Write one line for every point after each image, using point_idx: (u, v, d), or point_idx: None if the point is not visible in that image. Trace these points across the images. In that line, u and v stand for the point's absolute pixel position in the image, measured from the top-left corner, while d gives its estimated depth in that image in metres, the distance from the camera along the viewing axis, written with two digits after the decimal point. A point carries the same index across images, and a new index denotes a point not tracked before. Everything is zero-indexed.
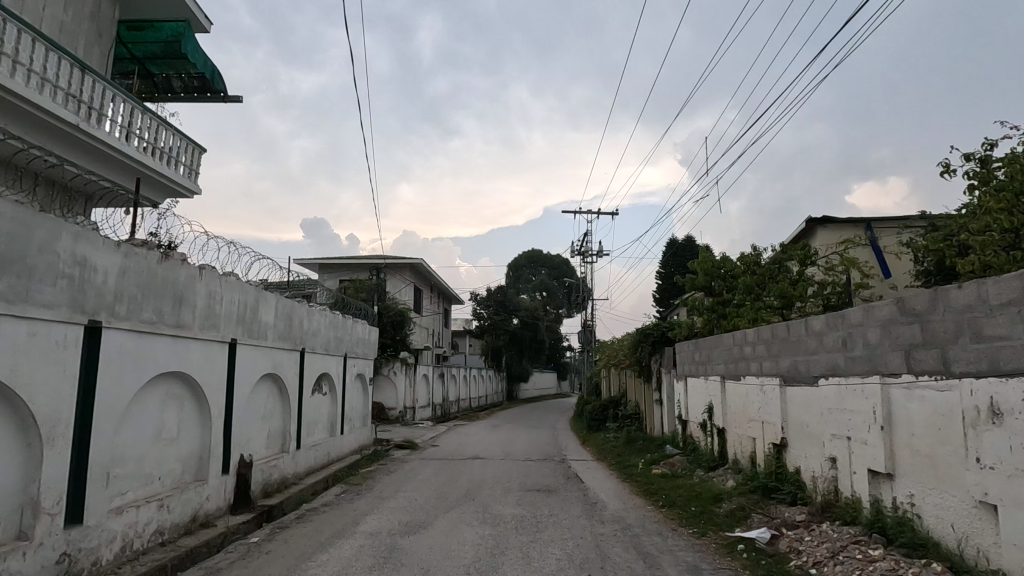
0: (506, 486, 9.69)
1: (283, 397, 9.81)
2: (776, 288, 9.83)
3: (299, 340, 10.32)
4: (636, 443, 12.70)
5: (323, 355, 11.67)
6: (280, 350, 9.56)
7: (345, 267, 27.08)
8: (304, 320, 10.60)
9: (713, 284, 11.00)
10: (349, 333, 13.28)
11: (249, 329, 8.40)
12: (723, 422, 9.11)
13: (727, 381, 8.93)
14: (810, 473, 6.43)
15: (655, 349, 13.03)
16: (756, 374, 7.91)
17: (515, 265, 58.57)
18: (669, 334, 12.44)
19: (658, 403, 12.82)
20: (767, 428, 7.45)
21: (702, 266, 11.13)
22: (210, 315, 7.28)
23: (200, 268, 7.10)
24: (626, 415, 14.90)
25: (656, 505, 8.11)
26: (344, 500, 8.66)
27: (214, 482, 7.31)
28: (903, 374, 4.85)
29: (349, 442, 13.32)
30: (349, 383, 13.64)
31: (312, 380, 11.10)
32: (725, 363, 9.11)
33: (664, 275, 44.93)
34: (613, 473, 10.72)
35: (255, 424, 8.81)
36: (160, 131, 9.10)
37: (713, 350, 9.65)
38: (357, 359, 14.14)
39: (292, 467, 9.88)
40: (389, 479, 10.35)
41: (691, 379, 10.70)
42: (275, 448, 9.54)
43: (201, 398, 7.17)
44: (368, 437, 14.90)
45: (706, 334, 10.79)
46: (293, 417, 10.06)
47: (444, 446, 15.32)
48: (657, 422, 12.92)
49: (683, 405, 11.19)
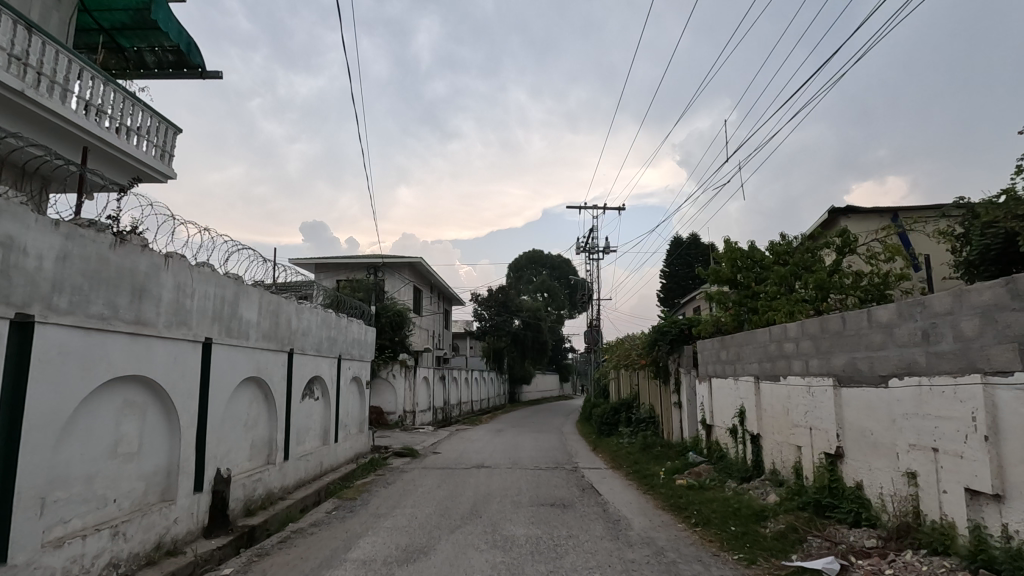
0: (516, 500, 8.76)
1: (269, 402, 8.89)
2: (814, 279, 8.88)
3: (286, 340, 9.39)
4: (654, 449, 11.77)
5: (314, 356, 10.74)
6: (264, 351, 8.62)
7: (343, 267, 26.14)
8: (294, 319, 9.70)
9: (738, 275, 10.02)
10: (343, 333, 12.35)
11: (227, 328, 7.48)
12: (757, 427, 8.18)
13: (763, 382, 8.00)
14: (876, 490, 5.50)
15: (673, 347, 12.10)
16: (800, 374, 6.98)
17: (516, 265, 57.67)
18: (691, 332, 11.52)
19: (678, 407, 11.89)
20: (817, 435, 6.53)
21: (729, 255, 10.10)
22: (178, 310, 6.33)
23: (166, 257, 6.18)
24: (641, 418, 13.96)
25: (688, 523, 7.17)
26: (334, 519, 7.71)
27: (184, 502, 6.38)
28: (1015, 372, 3.93)
29: (344, 450, 12.40)
30: (343, 387, 12.70)
31: (301, 384, 10.15)
32: (759, 362, 8.18)
33: (669, 274, 44.00)
34: (632, 484, 9.78)
35: (236, 434, 7.89)
36: (129, 106, 8.14)
37: (745, 348, 8.71)
38: (353, 361, 13.21)
39: (279, 481, 8.94)
40: (386, 492, 9.41)
41: (717, 379, 9.77)
42: (260, 459, 8.62)
43: (168, 407, 6.24)
44: (365, 443, 13.95)
45: (734, 329, 9.76)
46: (280, 425, 9.12)
47: (446, 453, 14.36)
48: (676, 426, 11.98)
49: (708, 409, 10.26)
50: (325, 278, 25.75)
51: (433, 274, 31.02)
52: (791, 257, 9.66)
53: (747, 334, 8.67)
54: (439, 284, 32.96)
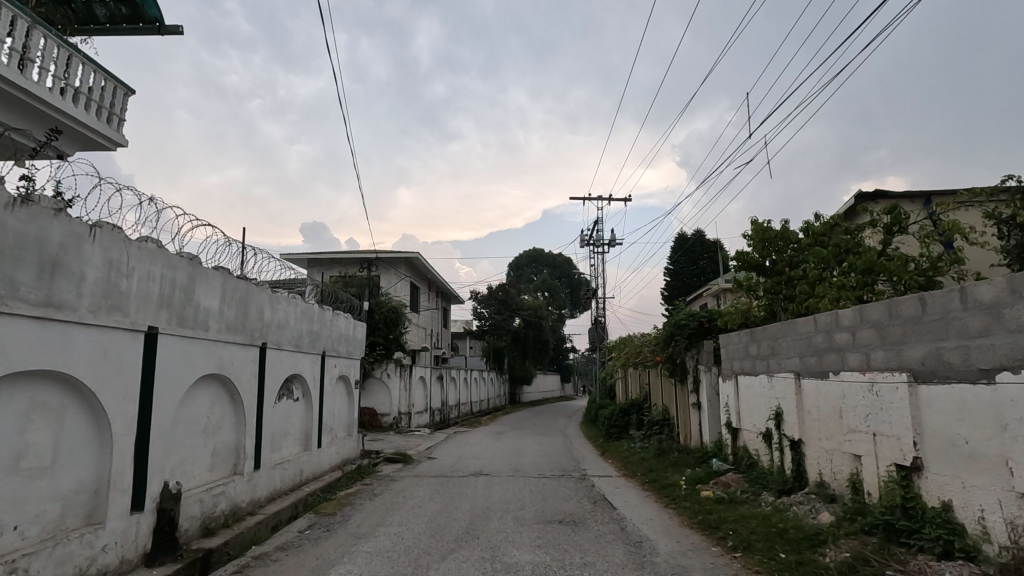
0: (518, 515, 7.64)
1: (235, 404, 7.75)
2: (860, 261, 7.73)
3: (257, 333, 8.25)
4: (672, 455, 10.63)
5: (292, 353, 9.60)
6: (229, 345, 7.49)
7: (337, 262, 24.97)
8: (266, 310, 8.58)
9: (769, 258, 8.86)
10: (327, 328, 11.22)
11: (180, 317, 6.36)
12: (798, 432, 7.05)
13: (806, 379, 6.88)
14: (974, 514, 4.37)
15: (691, 343, 10.93)
16: (859, 369, 5.86)
17: (516, 264, 56.51)
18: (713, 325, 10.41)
19: (697, 408, 10.76)
20: (883, 443, 5.40)
21: (759, 236, 8.91)
22: (109, 292, 5.22)
23: (92, 227, 5.06)
24: (653, 421, 12.81)
25: (724, 546, 6.05)
26: (306, 541, 6.58)
27: (117, 526, 5.26)
28: None
29: (329, 457, 11.26)
30: (329, 387, 11.58)
31: (277, 383, 9.02)
32: (801, 356, 7.07)
33: (674, 271, 42.83)
34: (651, 496, 8.65)
35: (192, 440, 6.76)
36: (66, 58, 6.88)
37: (781, 341, 7.60)
38: (339, 358, 12.08)
39: (248, 493, 7.81)
40: (371, 506, 8.26)
41: (745, 377, 8.65)
42: (225, 469, 7.50)
43: (97, 410, 5.12)
44: (353, 448, 12.80)
45: (765, 321, 8.65)
46: (250, 430, 7.99)
47: (442, 458, 13.21)
48: (695, 429, 10.87)
49: (733, 410, 9.14)
50: (317, 273, 24.59)
51: (431, 270, 29.78)
52: (829, 238, 8.53)
53: (784, 325, 7.56)
54: (437, 281, 31.92)
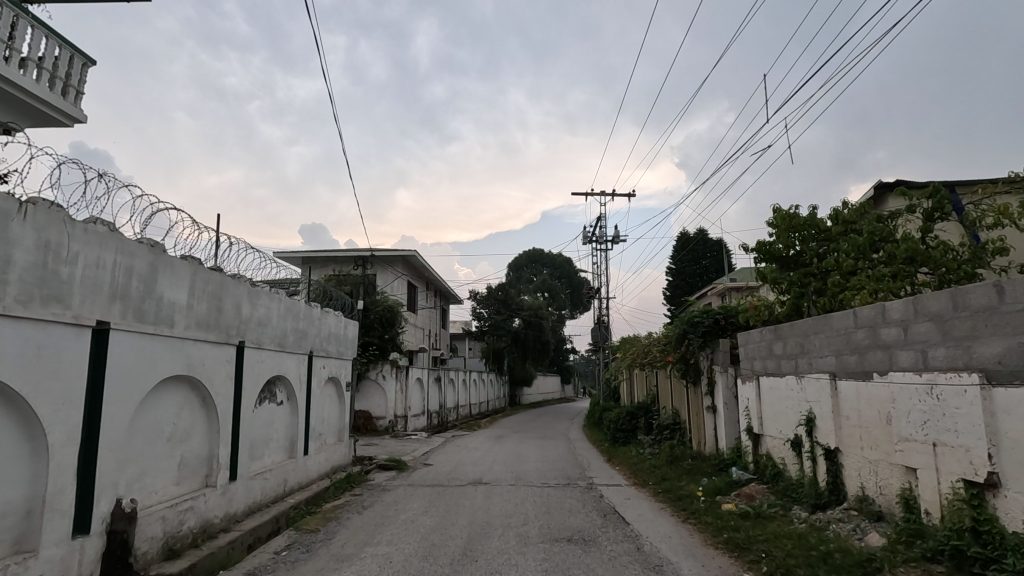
0: (522, 531, 6.89)
1: (208, 408, 7.00)
2: (900, 250, 6.95)
3: (234, 331, 7.48)
4: (685, 462, 9.88)
5: (275, 353, 8.83)
6: (200, 343, 6.73)
7: (331, 261, 24.19)
8: (245, 306, 7.83)
9: (793, 248, 8.16)
10: (314, 326, 10.46)
11: (138, 311, 5.60)
12: (835, 440, 6.30)
13: (843, 381, 6.14)
14: None
15: (706, 342, 10.15)
16: (913, 369, 5.12)
17: (516, 264, 55.71)
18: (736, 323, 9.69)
19: (712, 412, 10.02)
20: (945, 454, 4.66)
21: (784, 224, 8.20)
22: (43, 280, 4.47)
23: (22, 203, 4.32)
24: (663, 425, 12.06)
25: (757, 572, 5.30)
26: (282, 565, 5.82)
27: (54, 553, 4.51)
28: None
29: (317, 464, 10.50)
30: (317, 390, 10.82)
31: (257, 386, 8.25)
32: (837, 354, 6.33)
33: (677, 271, 42.09)
34: (666, 509, 7.90)
35: (155, 450, 6.00)
36: (13, 21, 6.11)
37: (813, 338, 6.86)
38: (328, 359, 11.32)
39: (221, 508, 7.06)
40: (358, 522, 7.50)
41: (769, 378, 7.91)
42: (195, 481, 6.74)
43: (29, 418, 4.38)
44: (344, 454, 12.04)
45: (792, 317, 7.91)
46: (225, 437, 7.24)
47: (439, 465, 12.44)
48: (710, 435, 10.11)
49: (754, 414, 8.38)
50: (311, 271, 23.80)
51: (428, 269, 28.96)
52: (861, 226, 7.79)
53: (816, 321, 6.82)
54: (436, 280, 31.12)
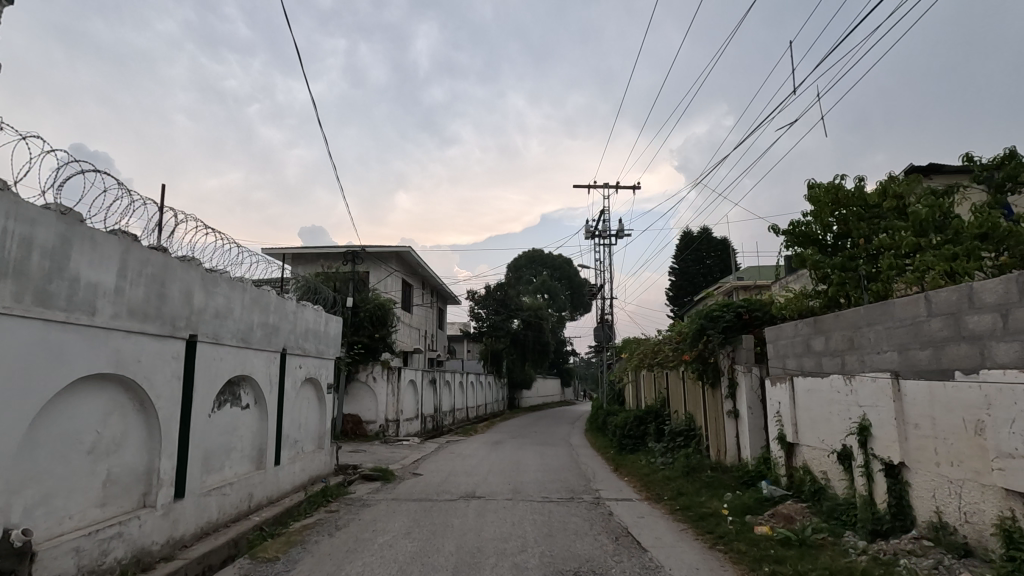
0: (519, 560, 5.79)
1: (147, 414, 5.89)
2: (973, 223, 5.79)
3: (181, 322, 6.37)
4: (704, 474, 8.78)
5: (237, 350, 7.72)
6: (135, 336, 5.63)
7: (322, 257, 23.05)
8: (197, 293, 6.71)
9: (832, 228, 7.04)
10: (287, 321, 9.35)
11: (40, 293, 4.50)
12: (898, 454, 5.19)
13: (911, 381, 5.05)
14: None
15: (727, 339, 9.05)
16: (1018, 366, 4.04)
17: (515, 264, 54.58)
18: (774, 315, 8.60)
19: (734, 417, 8.91)
20: None
21: (826, 197, 7.02)
22: None
23: None
24: (676, 431, 10.95)
25: None
26: None
27: None
28: None
29: (291, 476, 9.37)
30: (293, 392, 9.70)
31: (214, 388, 7.13)
32: (902, 349, 5.25)
33: (681, 270, 41.03)
34: (687, 532, 6.79)
35: (68, 466, 4.90)
36: None
37: (868, 330, 5.77)
38: (306, 358, 10.21)
39: (163, 532, 5.94)
40: (327, 548, 6.36)
41: (807, 379, 6.80)
42: (129, 501, 5.63)
43: None
44: (324, 463, 10.92)
45: (839, 306, 6.73)
46: (169, 448, 6.13)
47: (429, 475, 11.31)
48: (732, 443, 9.00)
49: (787, 420, 7.28)
50: (300, 268, 22.65)
51: (423, 266, 27.84)
52: (914, 200, 6.66)
53: (870, 310, 5.75)
54: (432, 278, 29.99)
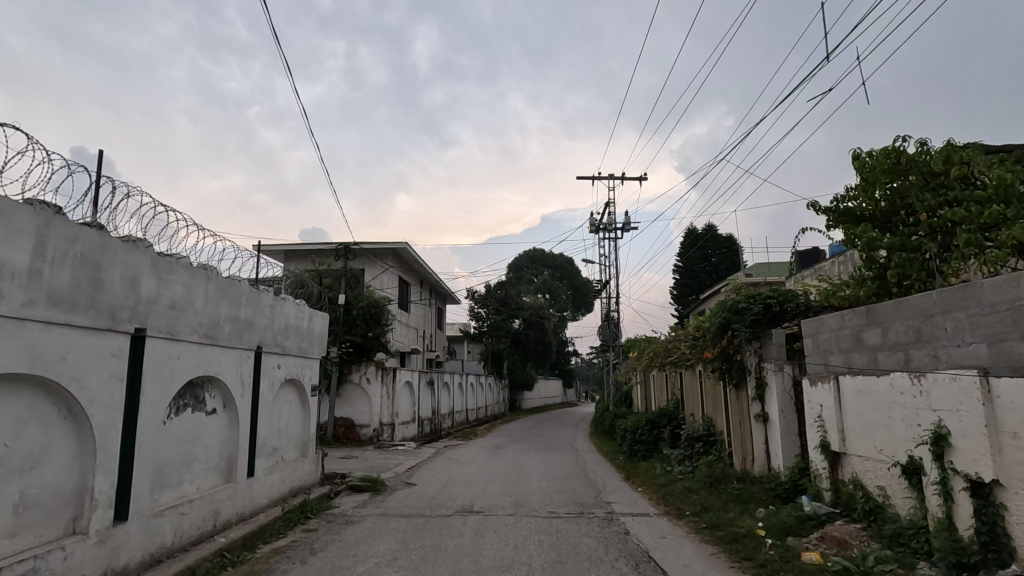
0: None
1: (77, 423, 4.94)
2: None
3: (124, 314, 5.40)
4: (730, 486, 7.80)
5: (200, 347, 6.74)
6: (60, 329, 4.67)
7: (314, 253, 22.08)
8: (146, 279, 5.74)
9: (887, 201, 6.02)
10: (263, 315, 8.37)
11: None
12: (988, 470, 4.22)
13: (1007, 380, 4.08)
14: None
15: (755, 333, 8.07)
16: None
17: (516, 263, 53.59)
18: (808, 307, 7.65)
19: (763, 421, 7.93)
20: None
21: (879, 166, 5.98)
22: None
23: None
24: (693, 436, 9.98)
25: None
26: None
27: None
28: None
29: (268, 488, 8.40)
30: (270, 395, 8.72)
31: (169, 391, 6.15)
32: (994, 341, 4.27)
33: (685, 268, 40.04)
34: (719, 557, 5.82)
35: None
36: None
37: (943, 320, 4.79)
38: (285, 357, 9.23)
39: (98, 563, 4.98)
40: None
41: (859, 378, 5.82)
42: (51, 528, 4.67)
43: None
44: (308, 473, 9.94)
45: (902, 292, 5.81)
46: (107, 463, 5.16)
47: (423, 485, 10.33)
48: (760, 450, 8.01)
49: (831, 426, 6.30)
50: (291, 265, 21.68)
51: (421, 264, 26.88)
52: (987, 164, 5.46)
53: (947, 295, 4.77)
54: (429, 276, 29.05)
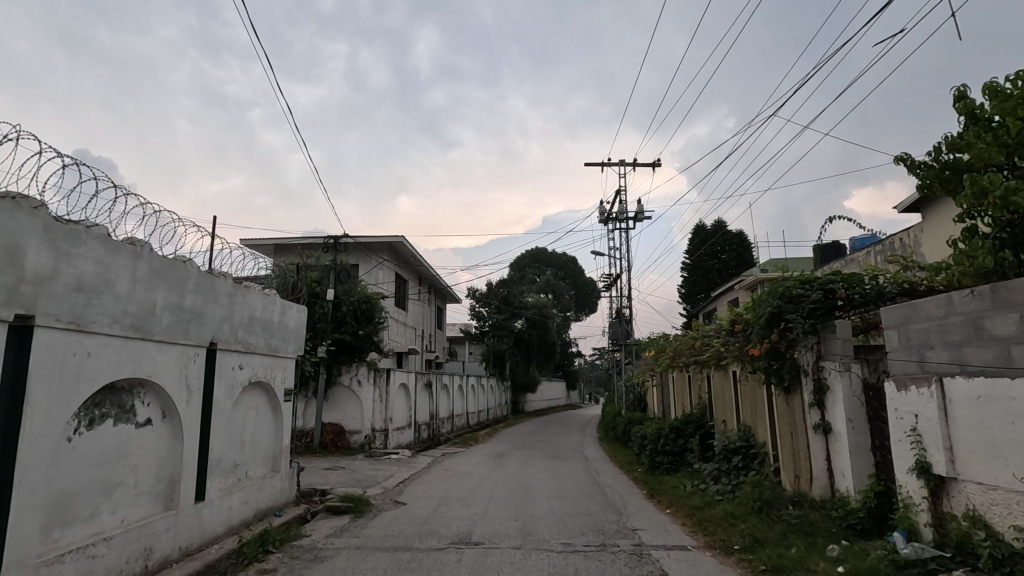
0: None
1: None
2: None
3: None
4: (785, 512, 6.39)
5: (123, 342, 5.31)
6: None
7: (302, 247, 20.71)
8: (35, 252, 4.35)
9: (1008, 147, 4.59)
10: (217, 305, 6.96)
11: None
12: None
13: None
14: None
15: (814, 326, 6.61)
16: None
17: (517, 262, 52.15)
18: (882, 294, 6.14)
19: (824, 433, 6.48)
20: None
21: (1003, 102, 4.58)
22: None
23: None
24: (728, 448, 8.54)
25: None
26: None
27: None
28: None
29: (225, 514, 6.98)
30: (230, 402, 7.29)
31: (75, 399, 4.73)
32: None
33: (693, 266, 38.64)
34: None
35: None
36: None
37: None
38: (249, 356, 7.80)
39: None
40: None
41: (983, 379, 4.37)
42: None
43: None
44: (279, 493, 8.50)
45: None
46: None
47: (415, 505, 8.89)
48: (820, 468, 6.57)
49: (933, 443, 4.85)
50: (279, 259, 20.29)
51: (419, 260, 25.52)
52: None
53: None
54: (426, 274, 27.69)
